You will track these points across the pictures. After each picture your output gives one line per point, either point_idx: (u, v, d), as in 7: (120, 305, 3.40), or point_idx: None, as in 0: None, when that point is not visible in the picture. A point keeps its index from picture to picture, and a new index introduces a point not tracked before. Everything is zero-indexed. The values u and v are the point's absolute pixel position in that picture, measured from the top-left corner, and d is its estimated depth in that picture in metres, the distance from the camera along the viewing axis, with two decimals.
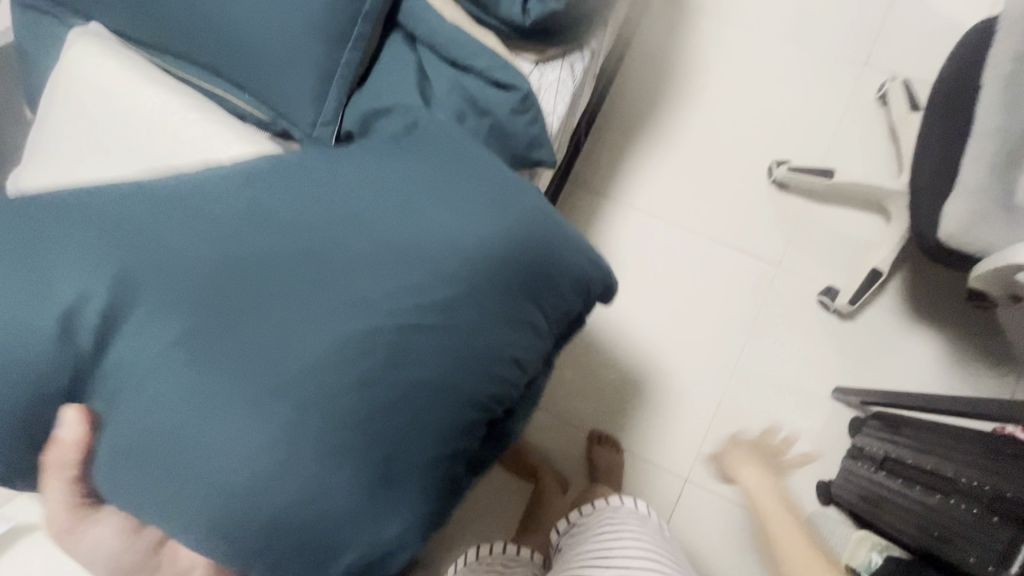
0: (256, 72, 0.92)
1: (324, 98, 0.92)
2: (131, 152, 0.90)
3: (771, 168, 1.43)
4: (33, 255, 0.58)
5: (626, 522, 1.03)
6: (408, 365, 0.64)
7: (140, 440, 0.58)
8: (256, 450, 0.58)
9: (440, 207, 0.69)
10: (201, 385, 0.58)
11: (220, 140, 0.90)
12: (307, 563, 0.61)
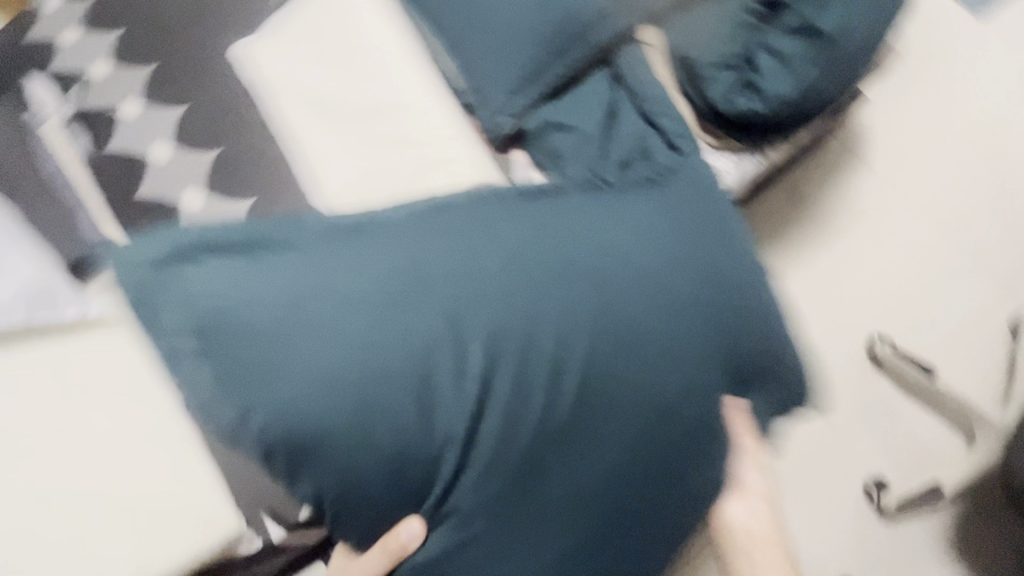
0: (472, 46, 1.02)
1: (520, 93, 1.00)
2: (350, 66, 1.03)
3: (873, 339, 1.39)
4: (276, 361, 0.58)
5: None
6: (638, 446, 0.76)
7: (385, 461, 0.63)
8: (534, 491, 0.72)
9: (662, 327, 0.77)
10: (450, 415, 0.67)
11: (419, 88, 1.00)
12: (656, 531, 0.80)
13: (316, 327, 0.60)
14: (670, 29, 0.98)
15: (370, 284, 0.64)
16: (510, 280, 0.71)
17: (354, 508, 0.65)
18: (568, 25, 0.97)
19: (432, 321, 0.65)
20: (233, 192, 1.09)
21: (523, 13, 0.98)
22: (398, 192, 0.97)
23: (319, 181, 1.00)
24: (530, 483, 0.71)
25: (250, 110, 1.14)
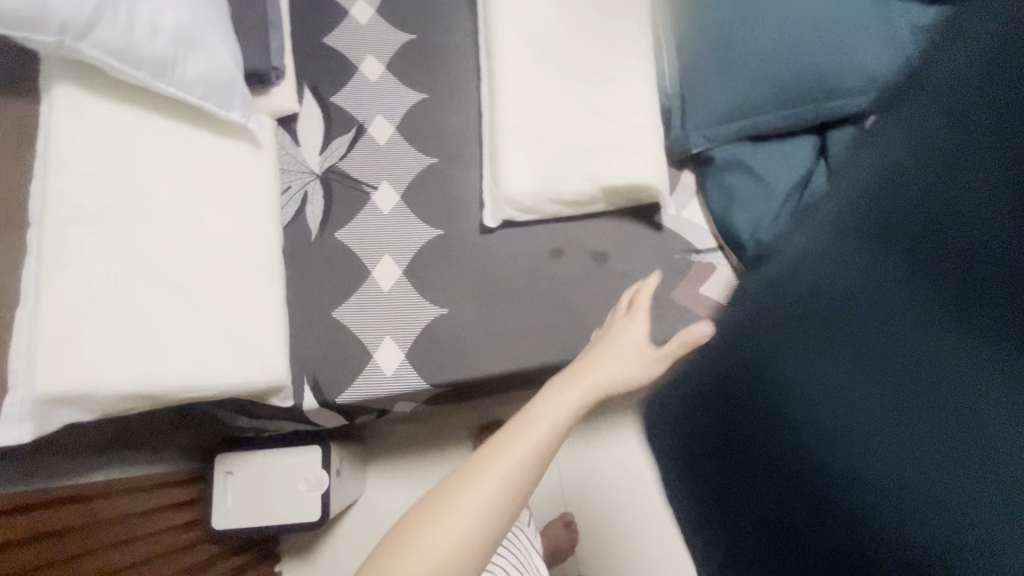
0: (704, 63, 0.97)
1: (725, 122, 0.97)
2: (579, 20, 1.02)
3: None
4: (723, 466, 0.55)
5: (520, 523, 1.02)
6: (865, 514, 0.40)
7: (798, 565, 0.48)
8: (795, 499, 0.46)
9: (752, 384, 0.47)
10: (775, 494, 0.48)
11: (635, 69, 0.98)
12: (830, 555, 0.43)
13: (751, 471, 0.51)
14: None
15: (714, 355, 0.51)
16: (910, 419, 0.36)
17: (742, 497, 0.53)
18: (810, 83, 0.92)
19: (794, 448, 0.44)
20: (414, 80, 1.10)
21: (774, 52, 0.92)
22: (567, 155, 0.95)
23: (501, 107, 0.99)
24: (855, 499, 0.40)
25: (460, 14, 1.14)
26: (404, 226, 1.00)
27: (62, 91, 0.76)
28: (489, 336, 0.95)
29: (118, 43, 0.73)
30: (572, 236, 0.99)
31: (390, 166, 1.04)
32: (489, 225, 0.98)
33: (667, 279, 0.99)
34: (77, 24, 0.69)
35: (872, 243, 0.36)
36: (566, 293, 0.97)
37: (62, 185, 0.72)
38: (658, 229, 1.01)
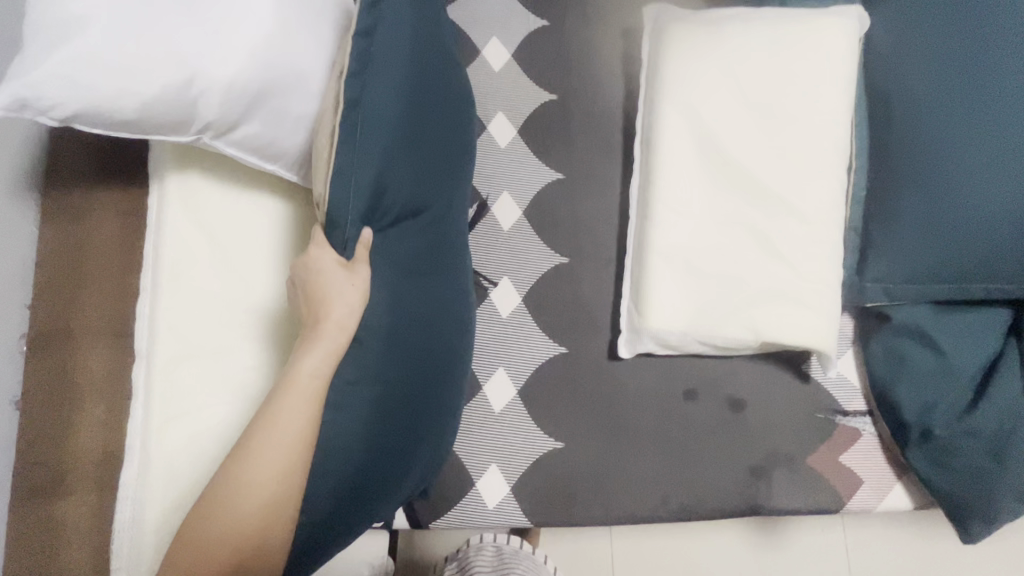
0: (900, 217, 0.84)
1: (916, 286, 0.84)
2: (768, 129, 0.85)
3: None
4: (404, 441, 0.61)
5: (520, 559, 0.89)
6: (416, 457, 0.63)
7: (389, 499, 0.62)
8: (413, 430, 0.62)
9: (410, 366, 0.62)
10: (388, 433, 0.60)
11: (827, 205, 0.83)
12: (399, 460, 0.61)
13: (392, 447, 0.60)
14: (1001, 383, 0.81)
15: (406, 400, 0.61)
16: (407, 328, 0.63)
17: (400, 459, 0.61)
18: (1007, 263, 0.78)
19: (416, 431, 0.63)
20: (549, 155, 0.95)
21: (967, 218, 0.78)
22: (729, 298, 0.83)
23: (657, 221, 0.85)
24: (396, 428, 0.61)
25: (612, 79, 0.98)
26: (522, 334, 0.89)
27: (177, 188, 0.63)
28: (604, 480, 0.86)
29: (264, 138, 0.59)
30: (709, 376, 0.89)
31: (513, 260, 0.91)
32: (622, 355, 0.87)
33: (806, 440, 0.89)
34: (223, 122, 0.56)
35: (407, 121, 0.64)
36: (694, 441, 0.88)
37: (172, 314, 0.60)
38: (807, 381, 0.89)
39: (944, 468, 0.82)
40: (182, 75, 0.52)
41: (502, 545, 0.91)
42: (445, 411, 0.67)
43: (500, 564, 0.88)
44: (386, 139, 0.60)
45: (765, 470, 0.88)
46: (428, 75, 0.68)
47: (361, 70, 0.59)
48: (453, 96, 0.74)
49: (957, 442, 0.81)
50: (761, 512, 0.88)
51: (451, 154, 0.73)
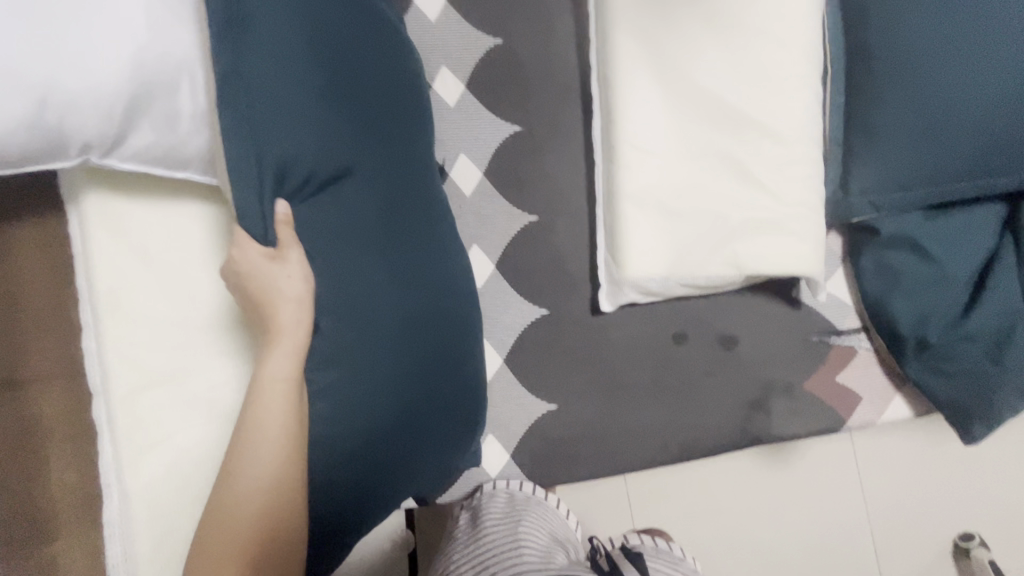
0: (879, 118, 0.78)
1: (904, 194, 0.79)
2: (734, 43, 0.77)
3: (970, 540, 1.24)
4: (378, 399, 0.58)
5: (531, 509, 0.78)
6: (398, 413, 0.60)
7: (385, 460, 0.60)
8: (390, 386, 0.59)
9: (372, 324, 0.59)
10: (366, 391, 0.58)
11: (801, 120, 0.77)
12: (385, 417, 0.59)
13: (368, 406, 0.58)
14: (996, 282, 0.78)
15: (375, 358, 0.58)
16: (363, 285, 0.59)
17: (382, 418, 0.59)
18: (995, 158, 0.74)
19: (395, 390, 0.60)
20: (502, 108, 0.88)
21: (945, 98, 0.73)
22: (708, 235, 0.78)
23: (624, 164, 0.79)
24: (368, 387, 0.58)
25: (559, 12, 0.89)
26: (501, 302, 0.86)
27: (96, 210, 0.58)
28: (603, 434, 0.86)
29: (158, 148, 0.55)
30: (697, 316, 0.86)
31: (480, 226, 0.87)
32: (604, 309, 0.84)
33: (802, 367, 0.87)
34: (103, 141, 0.52)
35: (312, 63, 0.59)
36: (688, 384, 0.87)
37: (120, 346, 0.58)
38: (797, 307, 0.87)
39: (941, 375, 0.81)
40: (31, 102, 0.49)
41: (515, 491, 0.81)
42: (435, 395, 0.64)
43: (512, 510, 0.77)
44: (281, 111, 0.56)
45: (763, 401, 0.87)
46: (339, 35, 0.62)
47: (234, 46, 0.55)
48: (378, 58, 0.67)
49: (954, 348, 0.79)
50: (762, 443, 0.88)
51: (391, 104, 0.67)
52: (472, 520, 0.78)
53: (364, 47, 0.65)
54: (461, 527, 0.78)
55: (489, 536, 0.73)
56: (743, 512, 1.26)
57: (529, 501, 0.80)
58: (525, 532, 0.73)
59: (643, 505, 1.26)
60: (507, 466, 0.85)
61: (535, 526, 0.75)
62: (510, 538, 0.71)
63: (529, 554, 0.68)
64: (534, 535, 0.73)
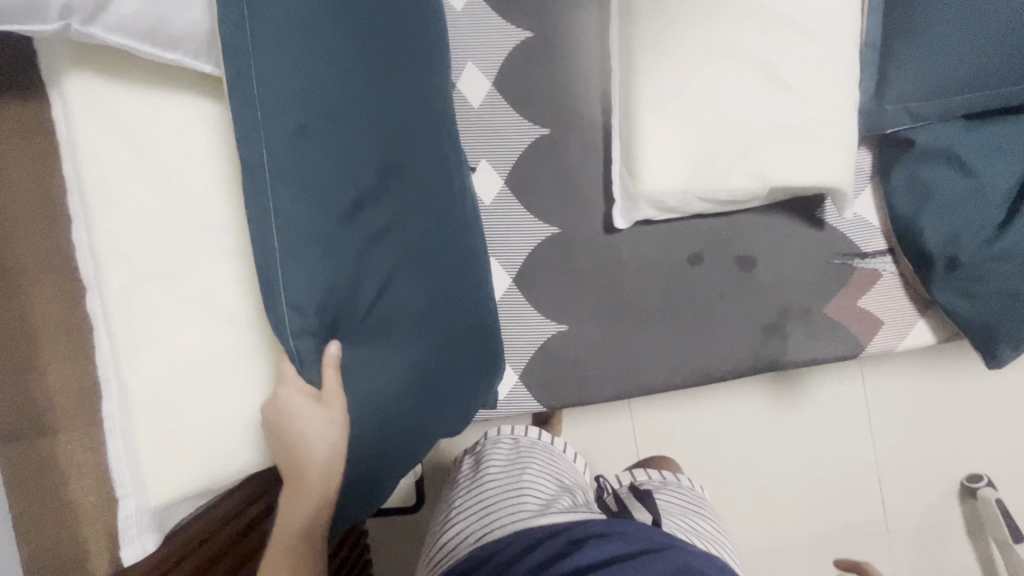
0: (921, 14, 0.72)
1: (942, 104, 0.74)
2: None
3: (979, 481, 1.22)
4: (395, 330, 0.62)
5: (537, 457, 0.68)
6: (419, 347, 0.64)
7: (408, 398, 0.63)
8: (410, 321, 0.64)
9: (386, 262, 0.62)
10: (385, 324, 0.62)
11: (837, 16, 0.71)
12: (407, 353, 0.63)
13: (389, 337, 0.62)
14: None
15: (395, 293, 0.62)
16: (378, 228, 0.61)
17: (403, 354, 0.63)
18: None
19: (412, 323, 0.64)
20: (512, 11, 0.82)
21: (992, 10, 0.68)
22: (732, 146, 0.74)
23: (643, 67, 0.74)
24: (389, 320, 0.62)
25: None
26: (510, 221, 0.82)
27: (81, 93, 0.55)
28: (612, 359, 0.83)
29: (147, 19, 0.51)
30: (715, 236, 0.83)
31: (488, 140, 0.83)
32: (618, 227, 0.81)
33: (823, 291, 0.84)
34: (86, 4, 0.48)
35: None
36: (703, 308, 0.84)
37: (112, 239, 0.55)
38: (821, 228, 0.83)
39: (970, 297, 0.78)
40: None
41: (520, 436, 0.72)
42: (430, 381, 0.65)
43: (516, 457, 0.68)
44: (285, 32, 0.55)
45: (779, 326, 0.84)
46: None
47: None
48: (394, 26, 0.67)
49: (986, 267, 0.75)
50: (777, 368, 0.85)
51: (395, 42, 0.67)
52: (473, 466, 0.69)
53: (388, 18, 0.66)
54: (462, 473, 0.69)
55: (488, 483, 0.63)
56: (749, 450, 1.26)
57: (537, 447, 0.71)
58: (527, 480, 0.63)
59: (649, 444, 1.25)
60: (515, 390, 0.84)
61: (541, 473, 0.65)
62: (509, 484, 0.62)
63: (527, 502, 0.59)
64: (538, 483, 0.63)
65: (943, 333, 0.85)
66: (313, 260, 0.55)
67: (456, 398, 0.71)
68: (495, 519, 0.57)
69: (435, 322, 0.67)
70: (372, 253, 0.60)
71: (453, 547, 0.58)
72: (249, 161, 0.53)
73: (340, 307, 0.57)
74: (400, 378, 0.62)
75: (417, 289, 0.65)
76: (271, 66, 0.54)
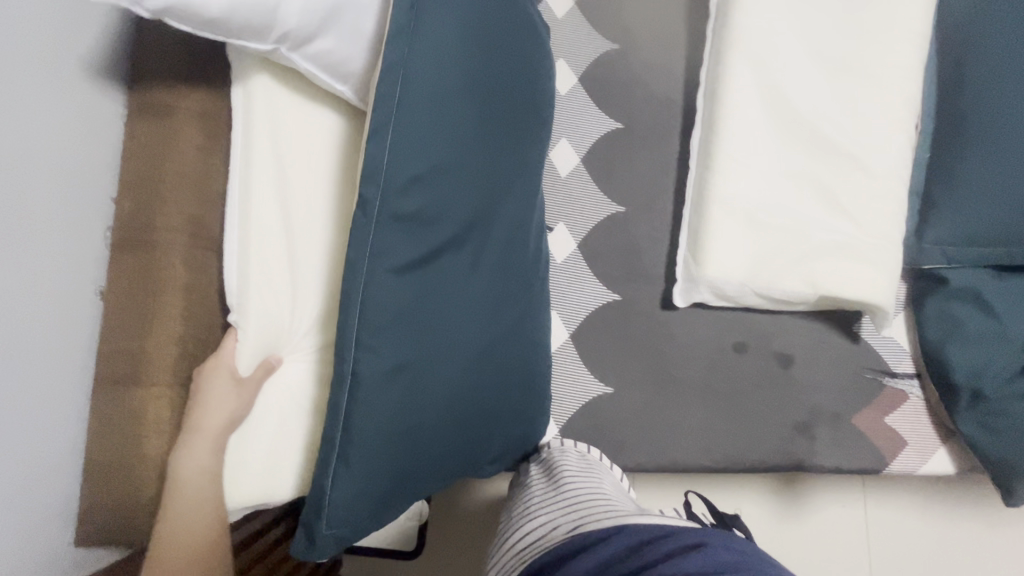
0: (964, 176, 0.83)
1: (974, 252, 0.83)
2: (841, 86, 0.84)
3: None
4: (442, 372, 0.62)
5: (604, 476, 0.72)
6: (462, 393, 0.64)
7: (432, 438, 0.63)
8: (465, 366, 0.64)
9: (455, 303, 0.63)
10: (436, 366, 0.62)
11: (890, 165, 0.83)
12: (446, 399, 0.63)
13: (438, 377, 0.62)
14: None
15: (459, 338, 0.64)
16: (453, 269, 0.63)
17: (446, 397, 0.63)
18: None
19: (465, 368, 0.64)
20: (609, 105, 0.94)
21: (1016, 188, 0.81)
22: (786, 253, 0.83)
23: (720, 170, 0.83)
24: (444, 362, 0.62)
25: (675, 35, 0.96)
26: (576, 281, 0.89)
27: (259, 92, 0.60)
28: (650, 429, 0.86)
29: (336, 56, 0.59)
30: (761, 330, 0.89)
31: (569, 206, 0.91)
32: (677, 305, 0.87)
33: (853, 400, 0.89)
34: (300, 35, 0.55)
35: (466, 53, 0.63)
36: (742, 394, 0.88)
37: (255, 222, 0.59)
38: (857, 342, 0.90)
39: (993, 432, 0.83)
40: None
41: (587, 453, 0.78)
42: (469, 427, 0.66)
43: (587, 468, 0.73)
44: (437, 78, 0.60)
45: (810, 427, 0.88)
46: (495, 34, 0.67)
47: (412, 10, 0.59)
48: (530, 87, 0.73)
49: (1010, 404, 0.81)
50: (803, 468, 0.88)
51: (526, 105, 0.73)
52: (546, 474, 0.72)
53: (522, 80, 0.72)
54: (536, 479, 0.73)
55: (570, 484, 0.66)
56: None
57: (598, 466, 0.76)
58: (604, 489, 0.67)
59: None
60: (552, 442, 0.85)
61: (610, 487, 0.69)
62: (591, 488, 0.65)
63: (612, 502, 0.61)
64: (611, 494, 0.65)
65: (962, 465, 0.90)
66: (397, 286, 0.58)
67: (493, 441, 0.71)
68: (585, 517, 0.58)
69: (491, 369, 0.67)
70: (448, 290, 0.63)
71: (540, 538, 0.60)
72: (365, 195, 0.57)
73: (403, 334, 0.59)
74: (435, 419, 0.62)
75: (479, 333, 0.66)
76: (416, 108, 0.59)
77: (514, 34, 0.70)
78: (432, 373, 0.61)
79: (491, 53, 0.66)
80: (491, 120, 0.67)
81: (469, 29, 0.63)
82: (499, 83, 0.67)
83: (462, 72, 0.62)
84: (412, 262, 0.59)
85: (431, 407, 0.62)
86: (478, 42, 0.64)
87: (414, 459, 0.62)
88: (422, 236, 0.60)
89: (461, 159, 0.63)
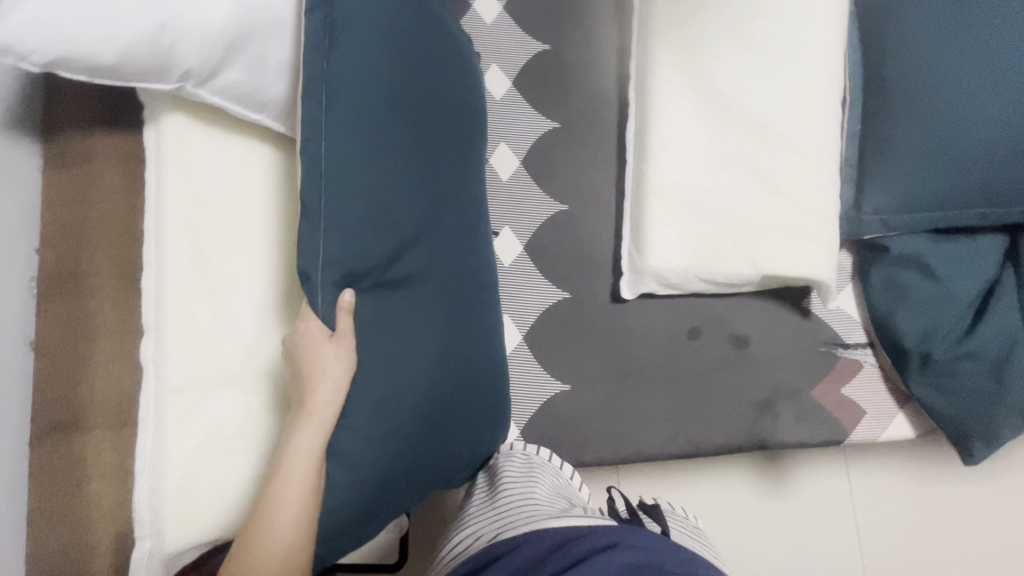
0: (893, 144, 0.84)
1: (912, 217, 0.84)
2: (767, 66, 0.84)
3: None
4: (391, 386, 0.61)
5: (546, 477, 0.73)
6: (416, 407, 0.62)
7: (389, 456, 0.61)
8: (416, 378, 0.63)
9: (396, 315, 0.63)
10: (383, 381, 0.61)
11: (819, 140, 0.84)
12: (402, 413, 0.61)
13: (387, 391, 0.61)
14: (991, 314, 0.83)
15: (405, 350, 0.63)
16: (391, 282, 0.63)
17: (398, 412, 0.61)
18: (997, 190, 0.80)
19: (416, 380, 0.63)
20: (544, 105, 0.95)
21: (952, 148, 0.80)
22: (726, 237, 0.84)
23: (654, 160, 0.84)
24: (392, 375, 0.61)
25: (605, 31, 0.97)
26: (525, 282, 0.90)
27: (171, 130, 0.61)
28: (610, 422, 0.87)
29: (244, 88, 0.59)
30: (712, 313, 0.90)
31: (513, 209, 0.92)
32: (626, 297, 0.88)
33: (809, 374, 0.90)
34: (201, 71, 0.57)
35: (384, 67, 0.63)
36: (699, 378, 0.89)
37: (179, 258, 0.59)
38: (809, 317, 0.91)
39: (944, 393, 0.84)
40: (154, 23, 0.53)
41: (532, 454, 0.77)
42: (427, 441, 0.65)
43: (528, 470, 0.72)
44: (349, 95, 0.61)
45: (770, 404, 0.89)
46: (414, 45, 0.67)
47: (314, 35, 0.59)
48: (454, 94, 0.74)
49: (956, 365, 0.83)
50: (767, 445, 0.89)
51: (452, 114, 0.73)
52: (489, 483, 0.72)
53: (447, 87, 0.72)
54: (478, 490, 0.73)
55: (506, 492, 0.67)
56: (738, 540, 1.23)
57: (546, 466, 0.77)
58: (540, 491, 0.67)
59: None
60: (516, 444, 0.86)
61: (547, 488, 0.69)
62: (524, 492, 0.66)
63: (540, 507, 0.62)
64: (545, 496, 0.66)
65: (920, 427, 0.91)
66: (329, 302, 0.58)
67: (457, 452, 0.70)
68: (510, 525, 0.59)
69: (445, 379, 0.66)
70: (384, 304, 0.63)
71: (471, 548, 0.62)
72: None
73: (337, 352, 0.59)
74: (388, 437, 0.61)
75: (427, 344, 0.64)
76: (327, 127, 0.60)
77: (434, 46, 0.71)
78: (377, 388, 0.60)
79: (410, 63, 0.66)
80: (417, 130, 0.66)
81: (384, 43, 0.64)
82: (422, 93, 0.68)
83: (380, 85, 0.62)
84: (343, 279, 0.59)
85: (382, 422, 0.60)
86: (395, 54, 0.64)
87: (371, 480, 0.60)
88: (352, 250, 0.60)
89: (387, 171, 0.63)
